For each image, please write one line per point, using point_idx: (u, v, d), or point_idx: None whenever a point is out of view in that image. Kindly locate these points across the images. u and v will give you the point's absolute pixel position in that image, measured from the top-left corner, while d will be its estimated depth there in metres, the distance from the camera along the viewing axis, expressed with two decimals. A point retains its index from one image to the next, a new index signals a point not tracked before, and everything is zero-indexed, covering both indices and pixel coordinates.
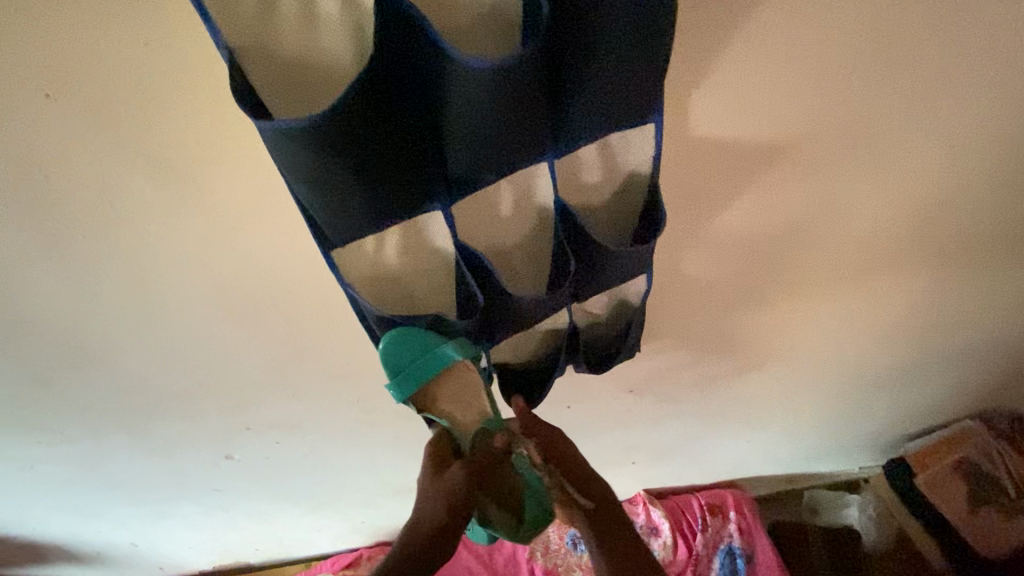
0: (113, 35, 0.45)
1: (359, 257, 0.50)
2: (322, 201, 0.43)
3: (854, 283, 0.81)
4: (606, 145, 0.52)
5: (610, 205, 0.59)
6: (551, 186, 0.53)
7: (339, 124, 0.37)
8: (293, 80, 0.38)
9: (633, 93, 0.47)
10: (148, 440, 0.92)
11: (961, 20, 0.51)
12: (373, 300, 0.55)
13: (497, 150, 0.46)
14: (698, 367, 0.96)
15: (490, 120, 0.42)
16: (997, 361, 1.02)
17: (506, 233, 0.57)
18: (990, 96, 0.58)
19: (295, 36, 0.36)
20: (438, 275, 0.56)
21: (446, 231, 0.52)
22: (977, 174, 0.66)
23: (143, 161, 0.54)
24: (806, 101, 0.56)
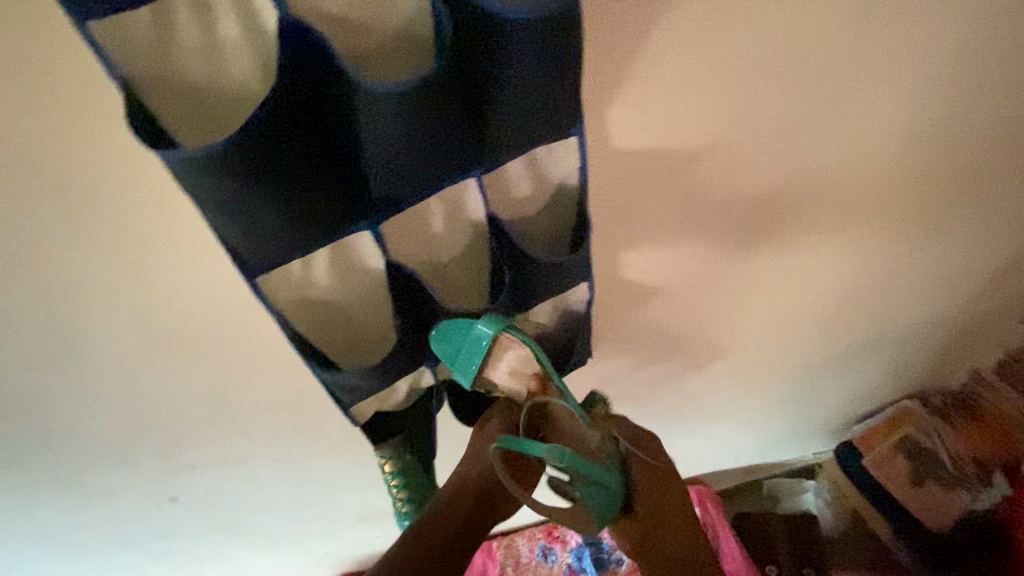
0: (43, 69, 0.50)
1: (287, 278, 0.53)
2: (237, 226, 0.44)
3: (771, 274, 0.99)
4: (533, 160, 0.55)
5: (543, 218, 0.61)
6: (481, 199, 0.56)
7: (244, 151, 0.39)
8: (199, 105, 0.41)
9: (548, 115, 0.49)
10: (85, 486, 0.92)
11: (804, 64, 0.68)
12: (303, 319, 0.57)
13: (416, 170, 0.48)
14: (652, 355, 1.10)
15: (404, 142, 0.44)
16: (886, 329, 1.22)
17: (441, 249, 0.60)
18: (839, 127, 0.77)
19: (197, 65, 0.39)
20: (369, 289, 0.60)
21: (375, 247, 0.55)
22: (843, 185, 0.86)
23: (82, 181, 0.57)
24: (705, 119, 0.71)
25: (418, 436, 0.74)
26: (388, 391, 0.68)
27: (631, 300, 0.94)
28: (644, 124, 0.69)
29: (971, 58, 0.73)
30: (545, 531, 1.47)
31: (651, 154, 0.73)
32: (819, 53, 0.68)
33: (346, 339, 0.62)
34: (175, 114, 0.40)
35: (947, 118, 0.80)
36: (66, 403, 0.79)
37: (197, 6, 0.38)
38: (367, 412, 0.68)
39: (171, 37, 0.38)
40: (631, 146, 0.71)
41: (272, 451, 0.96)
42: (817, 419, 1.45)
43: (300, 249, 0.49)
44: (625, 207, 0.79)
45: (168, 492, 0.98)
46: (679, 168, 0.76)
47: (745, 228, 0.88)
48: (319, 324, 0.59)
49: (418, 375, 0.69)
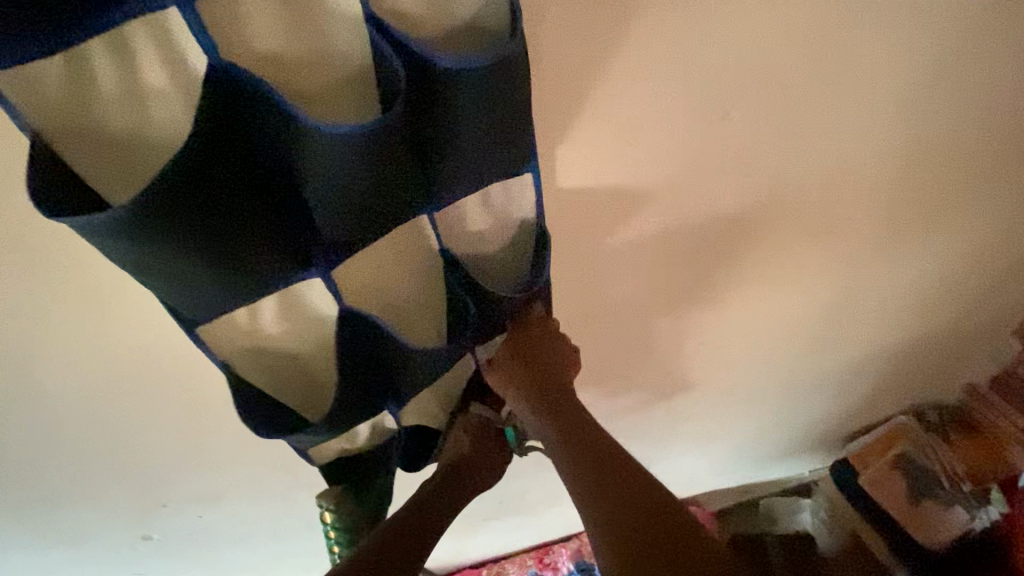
0: None
1: (230, 327, 0.53)
2: (171, 276, 0.43)
3: (754, 294, 0.99)
4: (485, 194, 0.54)
5: (502, 254, 0.61)
6: (432, 237, 0.56)
7: (168, 212, 0.38)
8: (118, 154, 0.41)
9: (498, 156, 0.49)
10: (53, 528, 0.90)
11: (780, 87, 0.68)
12: (245, 363, 0.58)
13: (365, 213, 0.47)
14: (638, 374, 1.09)
15: (348, 186, 0.43)
16: (871, 346, 1.20)
17: (395, 293, 0.59)
18: (819, 147, 0.76)
19: (119, 113, 0.39)
20: (319, 338, 0.59)
21: (328, 293, 0.54)
22: (824, 205, 0.85)
23: (21, 227, 0.55)
24: (679, 143, 0.70)
25: (368, 485, 0.73)
26: (349, 433, 0.69)
27: (602, 321, 0.94)
28: (603, 151, 0.69)
29: (934, 79, 0.72)
30: (537, 557, 1.45)
31: (613, 180, 0.72)
32: (778, 81, 0.67)
33: (299, 383, 0.61)
34: (92, 163, 0.40)
35: (914, 139, 0.79)
36: (26, 445, 0.76)
37: (115, 56, 0.37)
38: (327, 453, 0.69)
39: (88, 89, 0.38)
40: (591, 173, 0.71)
41: (249, 487, 0.94)
42: (809, 436, 1.43)
43: (241, 298, 0.49)
44: (589, 231, 0.78)
45: (141, 531, 0.96)
46: (644, 193, 0.75)
47: (719, 250, 0.87)
48: (272, 373, 0.60)
49: (379, 417, 0.69)
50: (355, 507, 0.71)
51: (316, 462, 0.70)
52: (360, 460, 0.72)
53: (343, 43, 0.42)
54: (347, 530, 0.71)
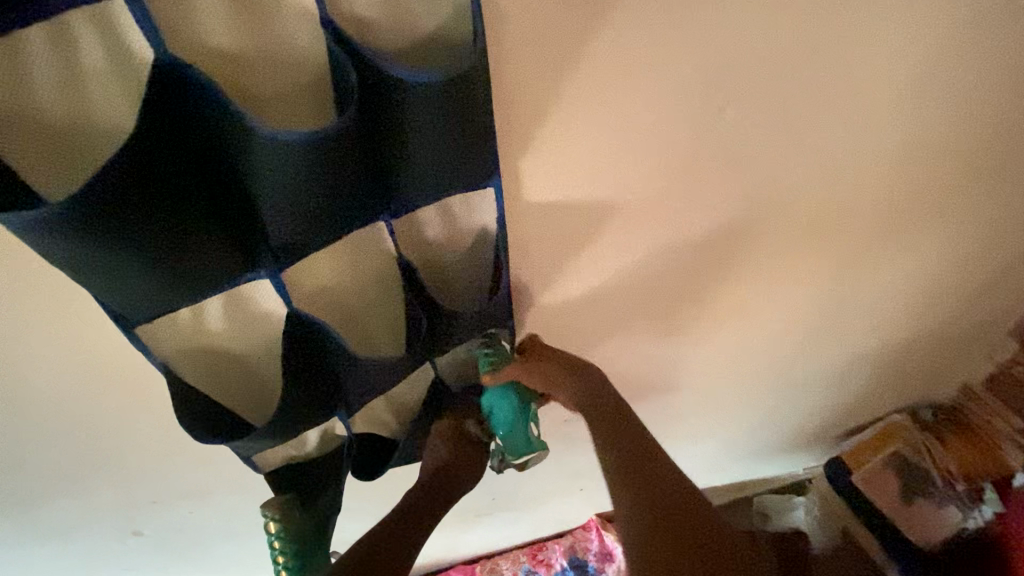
0: None
1: (169, 327, 0.52)
2: (108, 277, 0.42)
3: (745, 294, 0.98)
4: (445, 207, 0.56)
5: (458, 261, 0.63)
6: (389, 244, 0.57)
7: (110, 211, 0.37)
8: (60, 141, 0.40)
9: (457, 166, 0.50)
10: (42, 524, 0.91)
11: (768, 88, 0.67)
12: (184, 366, 0.56)
13: (317, 218, 0.47)
14: (630, 374, 1.09)
15: (298, 191, 0.43)
16: (863, 346, 1.19)
17: (350, 301, 0.61)
18: (809, 148, 0.76)
19: (58, 100, 0.39)
20: (260, 336, 0.58)
21: (276, 296, 0.54)
22: (815, 206, 0.85)
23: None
24: (665, 145, 0.70)
25: (314, 496, 0.73)
26: (297, 440, 0.71)
27: (588, 323, 0.94)
28: (583, 154, 0.68)
29: (919, 79, 0.72)
30: (530, 554, 1.45)
31: (594, 182, 0.72)
32: (759, 81, 0.66)
33: (246, 382, 0.61)
34: (29, 153, 0.39)
35: (900, 139, 0.79)
36: (12, 444, 0.77)
37: (57, 43, 0.37)
38: (273, 458, 0.71)
39: (23, 75, 0.37)
40: (571, 176, 0.70)
41: (237, 484, 0.95)
42: (803, 435, 1.43)
43: (186, 297, 0.48)
44: (573, 234, 0.77)
45: (131, 526, 0.97)
46: (626, 194, 0.75)
47: (705, 251, 0.87)
48: (219, 377, 0.59)
49: (330, 424, 0.72)
50: (299, 514, 0.70)
51: (262, 469, 0.71)
52: (308, 470, 0.73)
53: (299, 43, 0.42)
54: (291, 540, 0.70)
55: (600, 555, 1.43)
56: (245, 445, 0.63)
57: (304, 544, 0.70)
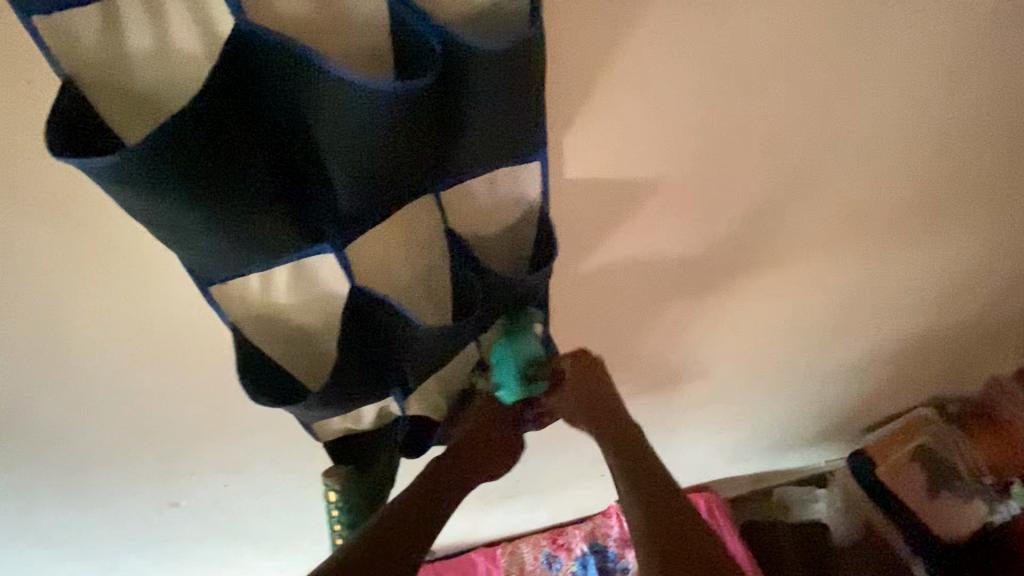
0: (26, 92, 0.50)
1: (243, 292, 0.55)
2: (182, 229, 0.44)
3: (777, 281, 0.98)
4: (493, 180, 0.58)
5: (502, 236, 0.64)
6: (439, 215, 0.58)
7: (190, 166, 0.39)
8: (147, 108, 0.42)
9: (510, 132, 0.52)
10: (86, 491, 0.93)
11: (816, 71, 0.67)
12: (255, 331, 0.59)
13: (379, 185, 0.48)
14: (658, 360, 1.09)
15: (365, 153, 0.44)
16: (890, 336, 1.18)
17: (402, 276, 0.62)
18: (853, 133, 0.75)
19: (150, 69, 0.41)
20: (330, 313, 0.60)
21: (338, 270, 0.55)
22: (856, 193, 0.84)
23: (50, 190, 0.57)
24: (710, 127, 0.70)
25: (369, 466, 0.74)
26: (352, 415, 0.71)
27: (618, 305, 0.93)
28: (617, 131, 0.68)
29: (964, 58, 0.70)
30: (551, 538, 1.45)
31: (627, 161, 0.72)
32: (796, 57, 0.65)
33: (305, 355, 0.63)
34: (117, 114, 0.41)
35: (940, 122, 0.77)
36: (58, 409, 0.79)
37: (149, 9, 0.39)
38: (331, 430, 0.72)
39: (121, 44, 0.39)
40: (605, 153, 0.70)
41: (272, 459, 0.97)
42: (828, 426, 1.42)
43: (249, 264, 0.50)
44: (604, 215, 0.77)
45: (169, 497, 0.99)
46: (660, 173, 0.74)
47: (737, 233, 0.86)
48: (283, 343, 0.61)
49: (383, 403, 0.72)
50: (356, 486, 0.71)
51: (323, 439, 0.73)
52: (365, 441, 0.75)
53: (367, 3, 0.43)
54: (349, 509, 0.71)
55: (620, 542, 1.42)
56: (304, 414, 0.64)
57: (360, 514, 0.71)
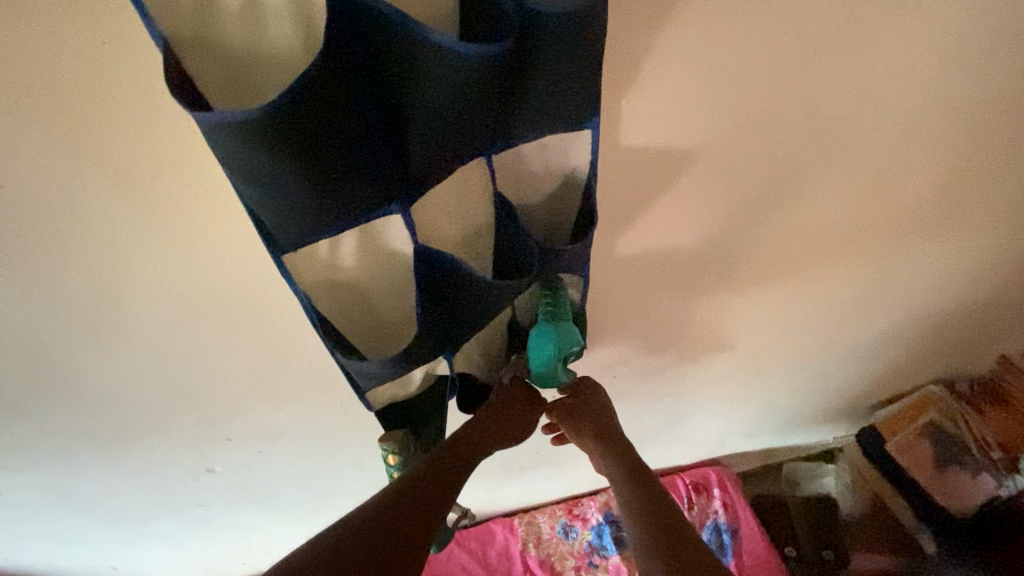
0: (105, 49, 0.52)
1: (313, 258, 0.57)
2: (278, 194, 0.46)
3: (801, 255, 1.00)
4: (542, 145, 0.59)
5: (545, 203, 0.66)
6: (488, 179, 0.60)
7: (294, 124, 0.41)
8: (239, 70, 0.45)
9: (570, 100, 0.54)
10: (127, 454, 0.96)
11: (852, 41, 0.69)
12: (320, 296, 0.61)
13: (452, 145, 0.51)
14: (679, 334, 1.12)
15: (445, 111, 0.47)
16: (905, 313, 1.20)
17: (451, 238, 0.63)
18: (884, 105, 0.77)
19: (241, 30, 0.43)
20: (389, 277, 0.62)
21: (405, 231, 0.57)
22: (882, 166, 0.86)
23: (113, 149, 0.60)
24: (747, 99, 0.72)
25: (421, 427, 0.77)
26: (402, 380, 0.72)
27: (646, 277, 0.96)
28: (653, 102, 0.70)
29: (996, 30, 0.71)
30: (567, 508, 1.48)
31: (662, 132, 0.73)
32: (831, 29, 0.67)
33: (363, 318, 0.65)
34: (210, 75, 0.44)
35: (966, 96, 0.79)
36: (106, 372, 0.82)
37: None
38: (382, 397, 0.72)
39: (214, 6, 0.42)
40: (641, 124, 0.72)
41: (305, 426, 0.99)
42: (840, 402, 1.45)
43: (327, 231, 0.52)
44: (637, 187, 0.79)
45: (205, 463, 1.02)
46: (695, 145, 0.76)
47: (765, 206, 0.88)
48: (345, 306, 0.63)
49: (433, 363, 0.72)
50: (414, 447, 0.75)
51: (374, 408, 0.73)
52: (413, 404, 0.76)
53: None
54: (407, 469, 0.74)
55: None
56: (364, 375, 0.65)
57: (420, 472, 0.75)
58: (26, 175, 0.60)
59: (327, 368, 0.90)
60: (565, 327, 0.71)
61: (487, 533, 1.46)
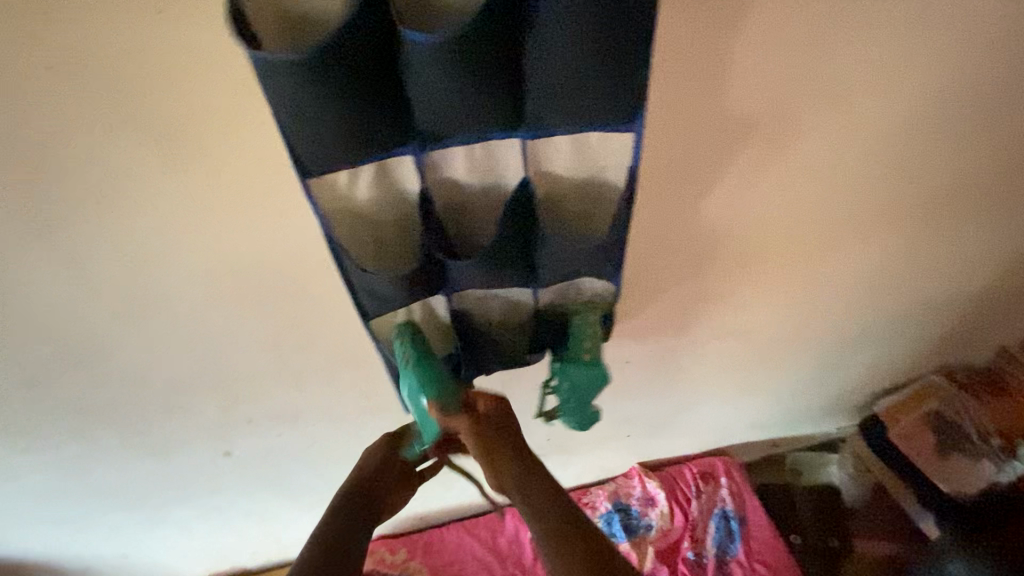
0: (159, 19, 0.54)
1: (333, 187, 0.60)
2: (303, 124, 0.51)
3: (813, 241, 1.02)
4: (580, 141, 0.60)
5: (574, 199, 0.68)
6: (520, 161, 0.62)
7: (323, 60, 0.46)
8: (284, 16, 0.48)
9: (606, 99, 0.54)
10: (147, 436, 0.97)
11: (868, 23, 0.72)
12: (337, 224, 0.64)
13: (467, 113, 0.53)
14: (691, 320, 1.14)
15: (460, 80, 0.49)
16: (912, 301, 1.22)
17: (473, 204, 0.67)
18: (896, 88, 0.80)
19: None
20: (401, 213, 0.66)
21: (414, 172, 0.61)
22: (893, 151, 0.89)
23: (157, 122, 0.61)
24: (765, 78, 0.75)
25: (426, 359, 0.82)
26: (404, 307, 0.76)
27: (660, 259, 0.98)
28: (674, 77, 0.72)
29: (1006, 16, 0.74)
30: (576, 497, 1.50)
31: (681, 108, 0.76)
32: (848, 6, 0.70)
33: (376, 253, 0.69)
34: (258, 18, 0.47)
35: (978, 81, 0.81)
36: (133, 349, 0.83)
37: None
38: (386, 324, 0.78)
39: None
40: (662, 100, 0.74)
41: (324, 409, 1.00)
42: (845, 392, 1.47)
43: (347, 165, 0.57)
44: (652, 161, 0.82)
45: (223, 446, 1.03)
46: (712, 121, 0.78)
47: (778, 188, 0.90)
48: (359, 238, 0.67)
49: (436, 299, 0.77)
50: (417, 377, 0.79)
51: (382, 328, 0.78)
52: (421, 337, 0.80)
53: None
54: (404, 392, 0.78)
55: (643, 501, 1.48)
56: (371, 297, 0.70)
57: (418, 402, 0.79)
58: (72, 144, 0.61)
59: (350, 349, 0.91)
60: (590, 372, 0.84)
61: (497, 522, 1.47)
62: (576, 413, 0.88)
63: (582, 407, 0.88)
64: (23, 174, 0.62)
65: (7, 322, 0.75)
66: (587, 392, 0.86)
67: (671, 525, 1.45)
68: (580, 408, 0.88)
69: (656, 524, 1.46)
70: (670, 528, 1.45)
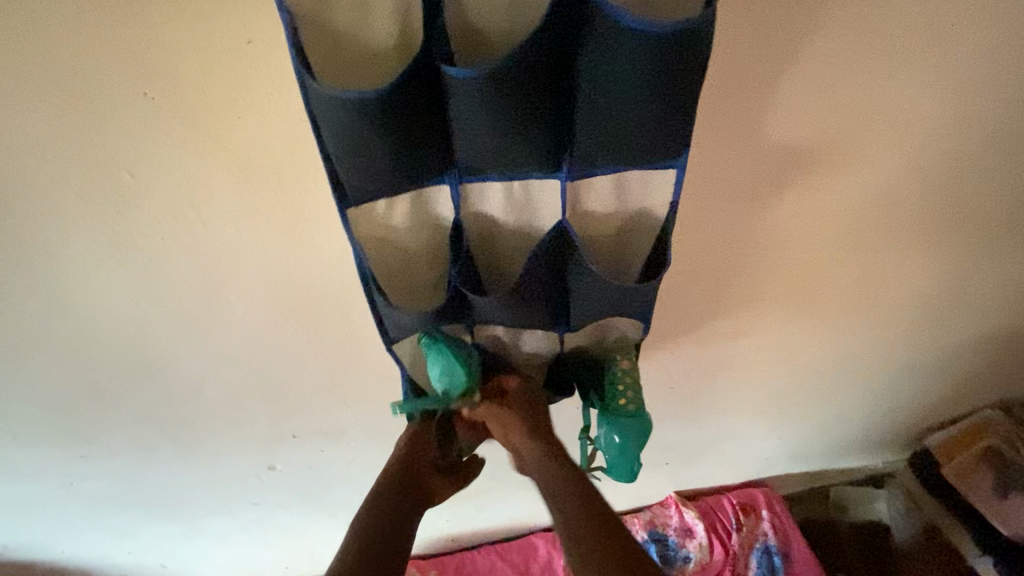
0: (247, 49, 0.57)
1: (370, 218, 0.62)
2: (351, 158, 0.53)
3: (865, 267, 0.99)
4: (622, 182, 0.62)
5: (611, 239, 0.68)
6: (558, 202, 0.62)
7: (378, 100, 0.47)
8: (340, 52, 0.50)
9: (646, 144, 0.55)
10: (196, 447, 0.99)
11: (929, 50, 0.71)
12: (373, 259, 0.65)
13: (508, 154, 0.55)
14: (737, 344, 1.11)
15: (503, 123, 0.51)
16: (967, 330, 1.18)
17: (506, 239, 0.68)
18: (957, 113, 0.79)
19: (348, 19, 0.48)
20: (433, 245, 0.67)
21: (451, 205, 0.63)
22: (952, 176, 0.87)
23: (236, 146, 0.64)
24: (821, 103, 0.75)
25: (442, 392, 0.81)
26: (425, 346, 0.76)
27: (707, 282, 0.97)
28: (730, 100, 0.73)
29: None
30: None
31: (735, 132, 0.76)
32: (910, 32, 0.69)
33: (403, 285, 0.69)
34: (316, 51, 0.49)
35: None
36: (192, 361, 0.85)
37: None
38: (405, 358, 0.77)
39: None
40: (716, 123, 0.75)
41: (368, 426, 1.01)
42: (894, 424, 1.42)
43: (387, 192, 0.59)
44: (705, 184, 0.82)
45: (267, 460, 1.04)
46: (767, 144, 0.78)
47: (829, 213, 0.89)
48: (390, 272, 0.68)
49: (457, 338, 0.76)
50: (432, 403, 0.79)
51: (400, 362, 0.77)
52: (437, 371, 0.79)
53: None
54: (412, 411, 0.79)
55: (681, 531, 1.44)
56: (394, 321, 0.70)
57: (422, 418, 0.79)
58: (156, 165, 0.64)
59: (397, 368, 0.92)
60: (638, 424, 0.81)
61: (530, 547, 1.44)
62: (623, 468, 0.84)
63: (628, 463, 0.83)
64: (108, 192, 0.66)
65: (78, 334, 0.79)
66: (632, 445, 0.82)
67: (711, 558, 1.41)
68: (625, 462, 0.84)
69: (694, 556, 1.42)
70: (710, 561, 1.41)
